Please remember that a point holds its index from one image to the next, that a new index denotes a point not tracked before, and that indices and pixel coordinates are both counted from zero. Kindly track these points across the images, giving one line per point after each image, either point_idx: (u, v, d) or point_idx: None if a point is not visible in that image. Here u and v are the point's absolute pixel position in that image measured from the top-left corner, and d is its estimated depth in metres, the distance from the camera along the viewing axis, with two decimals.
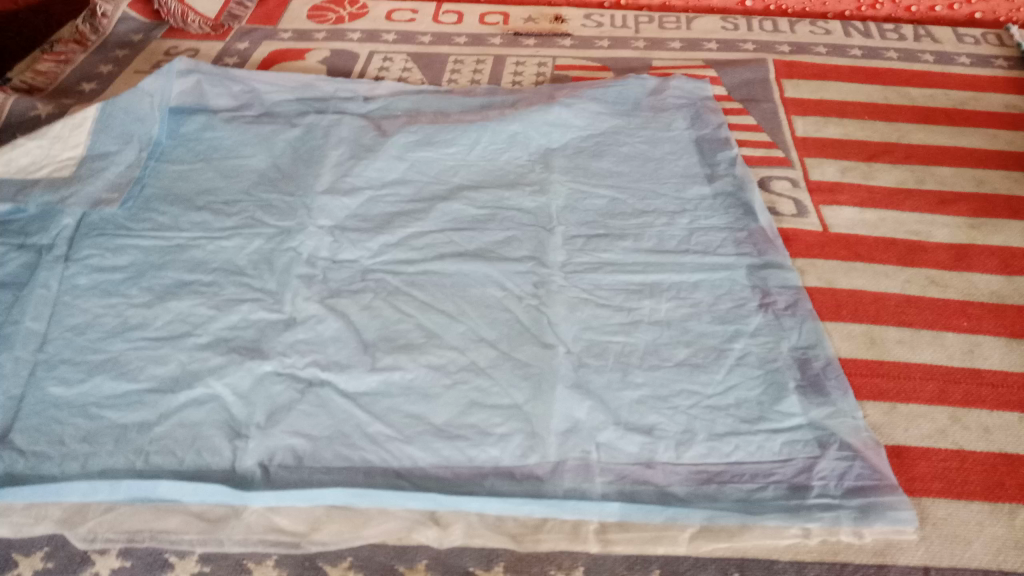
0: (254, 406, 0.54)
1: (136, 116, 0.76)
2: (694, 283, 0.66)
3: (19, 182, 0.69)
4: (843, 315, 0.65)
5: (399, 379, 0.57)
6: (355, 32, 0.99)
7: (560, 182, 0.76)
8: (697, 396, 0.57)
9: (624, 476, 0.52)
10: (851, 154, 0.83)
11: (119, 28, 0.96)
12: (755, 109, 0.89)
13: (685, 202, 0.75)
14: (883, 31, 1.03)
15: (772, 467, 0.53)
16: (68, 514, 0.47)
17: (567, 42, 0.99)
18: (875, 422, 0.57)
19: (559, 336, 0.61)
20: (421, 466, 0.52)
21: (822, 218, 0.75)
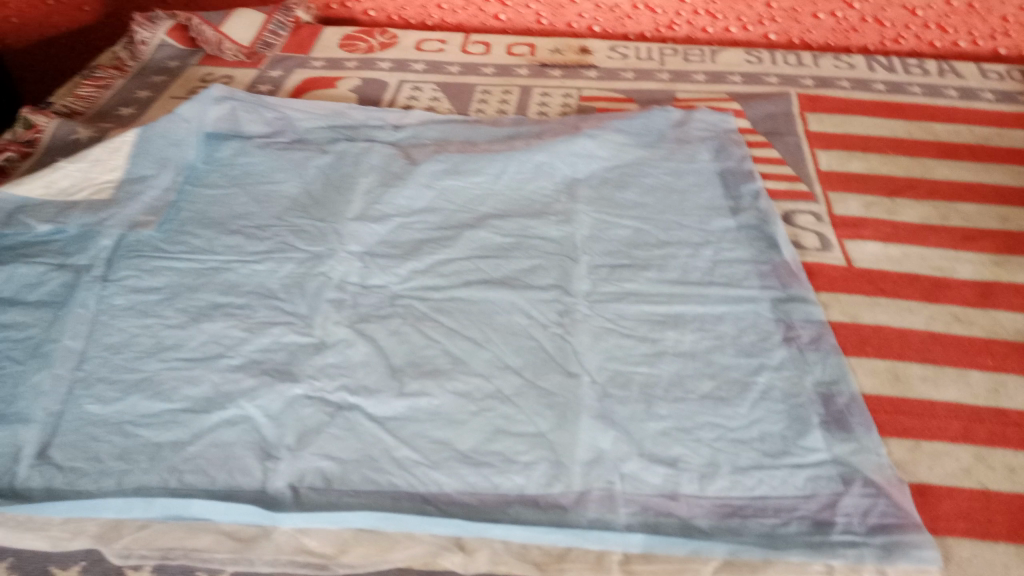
0: (284, 428, 0.55)
1: (173, 141, 0.78)
2: (719, 315, 0.67)
3: (60, 204, 0.71)
4: (867, 351, 0.65)
5: (425, 405, 0.58)
6: (386, 61, 1.01)
7: (585, 211, 0.77)
8: (721, 429, 0.57)
9: (648, 508, 0.52)
10: (875, 189, 0.83)
11: (156, 54, 0.99)
12: (780, 142, 0.90)
13: (709, 234, 0.76)
14: (907, 66, 1.04)
15: (795, 503, 0.53)
16: (104, 530, 0.49)
17: (593, 74, 1.01)
18: (899, 460, 0.57)
19: (583, 365, 0.62)
20: (447, 492, 0.52)
21: (846, 252, 0.75)
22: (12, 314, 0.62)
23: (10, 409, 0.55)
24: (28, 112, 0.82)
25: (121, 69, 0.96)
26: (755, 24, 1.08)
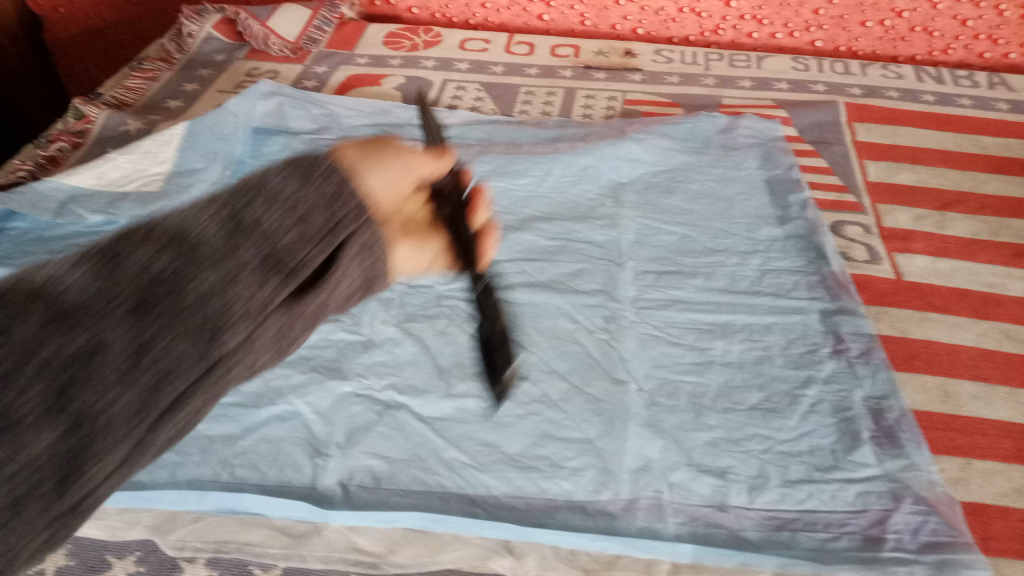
0: (333, 425, 0.55)
1: (221, 135, 0.79)
2: (767, 325, 0.66)
3: (111, 195, 0.72)
4: (916, 366, 0.64)
5: (473, 407, 0.58)
6: (430, 60, 1.01)
7: (631, 216, 0.77)
8: (769, 440, 0.57)
9: (696, 518, 0.52)
10: (923, 202, 0.82)
11: (204, 48, 1.00)
12: (826, 151, 0.89)
13: (757, 243, 0.75)
14: (956, 78, 1.03)
15: (845, 518, 0.52)
16: (159, 521, 0.49)
17: (638, 77, 1.01)
18: (951, 477, 0.56)
19: (630, 373, 0.61)
20: (496, 494, 0.52)
21: (894, 264, 0.74)
22: None
23: None
24: (80, 103, 0.83)
25: (168, 62, 0.97)
26: (801, 30, 1.07)
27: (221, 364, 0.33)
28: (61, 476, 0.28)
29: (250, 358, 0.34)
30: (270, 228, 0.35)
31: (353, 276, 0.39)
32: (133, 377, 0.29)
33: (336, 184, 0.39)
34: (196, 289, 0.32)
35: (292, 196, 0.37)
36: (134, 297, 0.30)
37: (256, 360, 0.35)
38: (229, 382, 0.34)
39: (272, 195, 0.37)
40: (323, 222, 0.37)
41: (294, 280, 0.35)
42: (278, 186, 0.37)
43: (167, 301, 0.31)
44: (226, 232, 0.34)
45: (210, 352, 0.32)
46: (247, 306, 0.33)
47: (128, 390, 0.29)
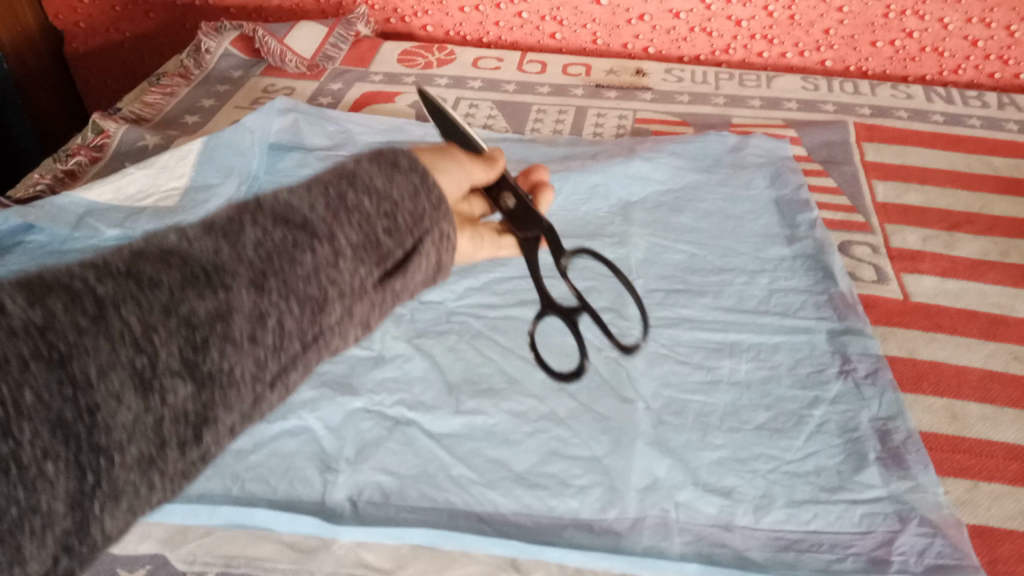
0: (344, 440, 0.56)
1: (237, 150, 0.80)
2: (775, 345, 0.67)
3: (128, 210, 0.73)
4: (923, 387, 0.64)
5: (481, 424, 0.58)
6: (443, 78, 1.03)
7: (640, 234, 0.78)
8: (776, 461, 0.57)
9: (702, 537, 0.52)
10: (932, 222, 0.82)
11: (221, 64, 1.01)
12: (835, 171, 0.89)
13: (766, 262, 0.75)
14: (966, 98, 1.03)
15: (850, 539, 0.53)
16: (170, 535, 0.50)
17: (649, 96, 1.02)
18: (957, 499, 0.56)
19: (638, 391, 0.62)
20: (503, 512, 0.53)
21: (902, 285, 0.75)
22: None
23: None
24: (99, 117, 0.84)
25: (186, 77, 0.99)
26: (812, 50, 1.08)
27: (320, 337, 0.39)
28: (199, 421, 0.34)
29: (343, 333, 0.40)
30: (364, 220, 0.40)
31: (433, 261, 0.43)
32: (253, 342, 0.35)
33: (418, 184, 0.43)
34: (301, 275, 0.37)
35: (381, 193, 0.41)
36: (256, 277, 0.36)
37: (346, 334, 0.40)
38: (325, 352, 0.40)
39: (365, 189, 0.41)
40: (408, 214, 0.42)
41: (382, 269, 0.41)
42: (371, 181, 0.42)
43: (278, 282, 0.36)
44: (327, 223, 0.39)
45: (313, 326, 0.38)
46: (338, 290, 0.39)
47: (249, 353, 0.35)
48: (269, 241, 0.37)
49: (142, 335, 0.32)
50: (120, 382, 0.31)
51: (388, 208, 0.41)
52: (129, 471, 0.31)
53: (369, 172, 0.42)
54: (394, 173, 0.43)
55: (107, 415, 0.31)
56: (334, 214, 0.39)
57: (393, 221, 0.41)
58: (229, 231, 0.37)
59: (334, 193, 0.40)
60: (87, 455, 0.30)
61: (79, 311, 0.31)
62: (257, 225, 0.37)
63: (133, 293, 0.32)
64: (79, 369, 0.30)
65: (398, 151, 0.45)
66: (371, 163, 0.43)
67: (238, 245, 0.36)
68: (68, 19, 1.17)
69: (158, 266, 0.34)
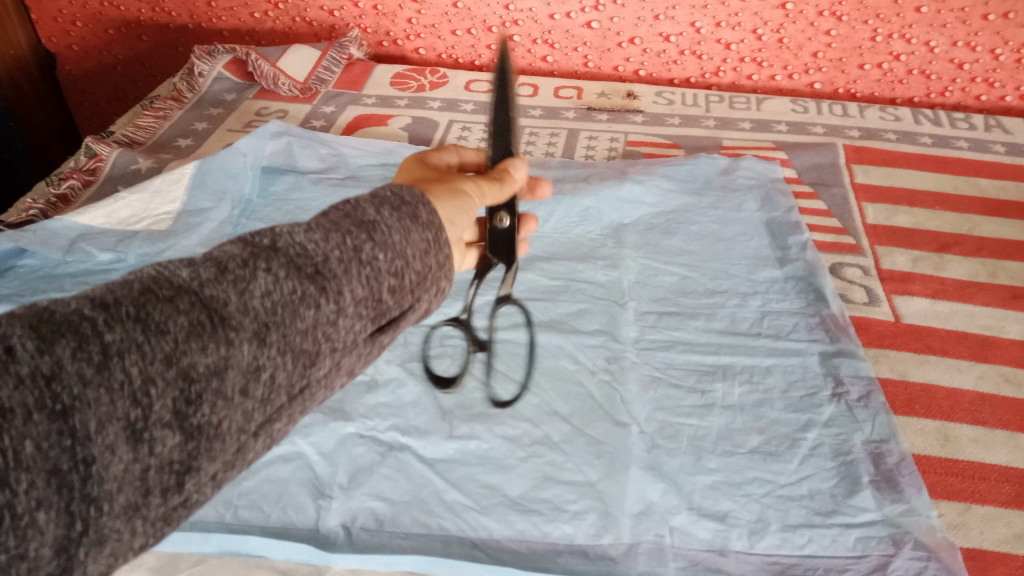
0: (337, 465, 0.56)
1: (229, 174, 0.80)
2: (767, 367, 0.67)
3: (120, 234, 0.73)
4: (915, 410, 0.64)
5: (475, 449, 0.58)
6: (435, 101, 1.03)
7: (632, 257, 0.78)
8: (770, 484, 0.57)
9: (697, 563, 0.52)
10: (922, 244, 0.83)
11: (214, 87, 1.02)
12: (826, 193, 0.90)
13: (757, 284, 0.76)
14: (953, 120, 1.04)
15: (845, 563, 0.53)
16: (161, 563, 0.49)
17: (640, 119, 1.03)
18: (951, 522, 0.56)
19: (632, 415, 0.62)
20: (497, 538, 0.52)
21: (893, 307, 0.75)
22: None
23: None
24: (92, 141, 0.84)
25: (179, 101, 0.99)
26: (801, 72, 1.09)
27: (307, 391, 0.37)
28: (183, 470, 0.31)
29: (328, 381, 0.38)
30: (374, 274, 0.37)
31: (418, 312, 0.42)
32: (245, 395, 0.33)
33: (431, 240, 0.41)
34: (299, 330, 0.35)
35: (396, 249, 0.38)
36: (260, 329, 0.33)
37: (331, 384, 0.39)
38: (307, 401, 0.38)
39: (382, 242, 0.38)
40: (413, 274, 0.40)
41: (373, 325, 0.39)
42: (389, 235, 0.38)
43: (279, 336, 0.34)
44: (336, 276, 0.36)
45: (301, 379, 0.36)
46: (330, 344, 0.37)
47: (239, 406, 0.33)
48: (277, 293, 0.34)
49: (141, 387, 0.29)
50: (116, 434, 0.29)
51: (398, 266, 0.39)
52: (114, 520, 0.29)
53: (388, 223, 0.39)
54: (413, 227, 0.40)
55: (101, 467, 0.28)
56: (346, 266, 0.37)
57: (399, 279, 0.39)
58: (241, 276, 0.33)
59: (350, 242, 0.37)
60: (78, 504, 0.28)
61: (83, 360, 0.28)
62: (268, 272, 0.34)
63: (140, 342, 0.30)
64: (80, 422, 0.28)
65: (415, 197, 0.42)
66: (392, 212, 0.40)
67: (248, 295, 0.33)
68: (61, 42, 1.18)
69: (168, 310, 0.31)
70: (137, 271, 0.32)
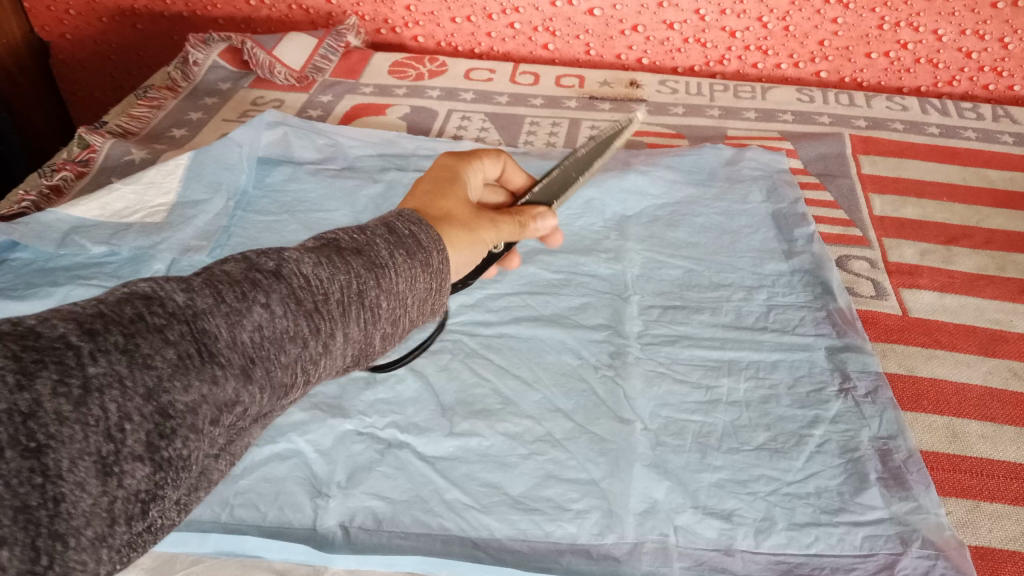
0: (335, 464, 0.55)
1: (225, 165, 0.79)
2: (773, 362, 0.66)
3: (114, 226, 0.72)
4: (924, 406, 0.63)
5: (476, 446, 0.57)
6: (435, 90, 1.02)
7: (635, 250, 0.77)
8: (776, 482, 0.56)
9: (702, 563, 0.51)
10: (930, 236, 0.82)
11: (209, 76, 1.00)
12: (832, 184, 0.89)
13: (763, 277, 0.75)
14: (960, 110, 1.03)
15: (853, 563, 0.52)
16: (157, 564, 0.48)
17: (643, 108, 1.01)
18: (960, 520, 0.55)
19: (636, 412, 0.61)
20: (499, 537, 0.51)
21: (901, 300, 0.74)
22: None
23: None
24: (85, 131, 0.83)
25: (174, 90, 0.97)
26: (806, 61, 1.08)
27: (273, 419, 0.37)
28: (149, 498, 0.31)
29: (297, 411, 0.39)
30: (371, 318, 0.38)
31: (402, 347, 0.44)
32: (215, 425, 0.33)
33: (432, 287, 0.42)
34: (282, 364, 0.35)
35: (399, 296, 0.40)
36: (246, 365, 0.34)
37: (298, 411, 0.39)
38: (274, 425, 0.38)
39: (387, 287, 0.39)
40: (407, 321, 0.41)
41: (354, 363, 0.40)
42: (394, 281, 0.39)
43: (264, 371, 0.34)
44: (334, 317, 0.37)
45: (275, 413, 0.36)
46: (312, 380, 0.37)
47: (207, 435, 0.32)
48: (268, 329, 0.35)
49: (116, 423, 0.29)
50: (88, 470, 0.29)
51: (397, 314, 0.40)
52: (81, 552, 0.29)
53: (397, 268, 0.40)
54: (420, 274, 0.41)
55: (69, 504, 0.28)
56: (345, 307, 0.37)
57: (393, 326, 0.40)
58: (235, 309, 0.34)
59: (355, 283, 0.38)
60: (44, 539, 0.27)
61: (64, 396, 0.28)
62: (264, 308, 0.35)
63: (123, 377, 0.30)
64: (53, 461, 0.28)
65: (431, 240, 0.43)
66: (402, 256, 0.41)
67: (237, 329, 0.34)
68: (54, 30, 1.16)
69: (156, 343, 0.31)
70: (131, 291, 0.33)
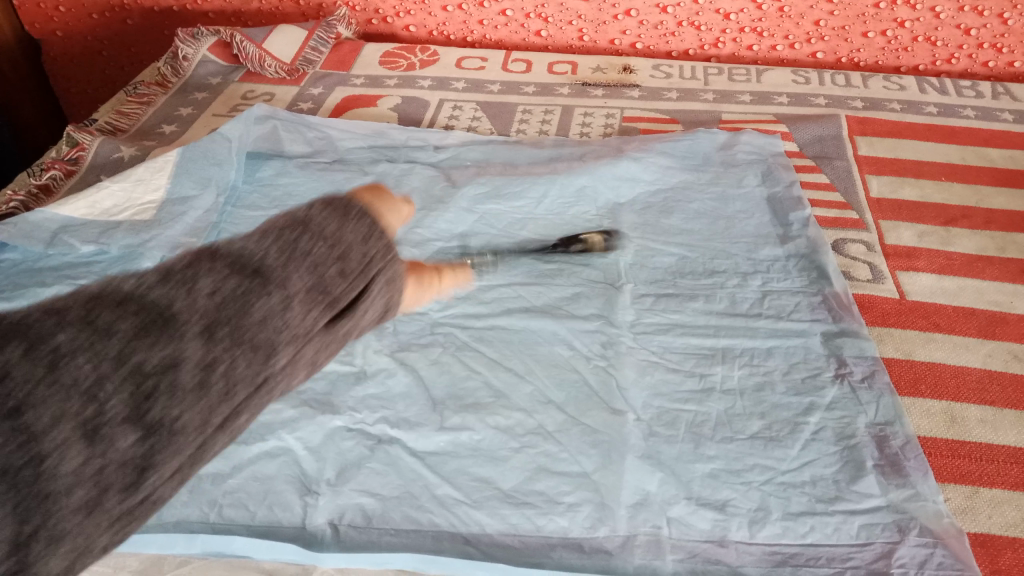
0: (324, 461, 0.54)
1: (214, 161, 0.78)
2: (768, 349, 0.65)
3: (102, 224, 0.71)
4: (922, 390, 0.62)
5: (467, 440, 0.56)
6: (426, 79, 1.01)
7: (628, 237, 0.76)
8: (771, 471, 0.56)
9: (695, 555, 0.51)
10: (928, 218, 0.81)
11: (199, 70, 0.99)
12: (828, 167, 0.87)
13: (757, 263, 0.74)
14: (960, 88, 1.01)
15: (849, 552, 0.51)
16: (145, 565, 0.48)
17: (636, 93, 1.00)
18: (958, 507, 0.54)
19: (628, 402, 0.60)
20: (490, 533, 0.51)
21: (899, 284, 0.73)
22: None
23: None
24: (72, 130, 0.82)
25: (164, 85, 0.97)
26: (802, 42, 1.06)
27: (268, 385, 0.39)
28: (142, 468, 0.34)
29: (288, 372, 0.41)
30: (314, 261, 0.41)
31: (381, 304, 0.47)
32: (201, 388, 0.36)
33: (369, 226, 0.45)
34: (252, 320, 0.38)
35: (331, 237, 0.43)
36: (207, 324, 0.36)
37: (288, 380, 0.41)
38: (268, 394, 0.40)
39: (316, 232, 0.42)
40: (359, 255, 0.44)
41: (330, 313, 0.42)
42: (323, 224, 0.43)
43: (229, 330, 0.37)
44: (280, 266, 0.40)
45: (264, 369, 0.38)
46: (287, 335, 0.39)
47: (195, 401, 0.35)
48: (222, 286, 0.38)
49: (89, 387, 0.33)
50: (68, 432, 0.32)
51: (341, 252, 0.43)
52: (70, 514, 0.32)
53: (320, 218, 0.43)
54: (346, 219, 0.45)
55: (51, 464, 0.32)
56: (286, 257, 0.40)
57: (347, 264, 0.43)
58: (185, 277, 0.37)
59: (287, 233, 0.41)
60: (28, 504, 0.31)
61: (35, 361, 0.33)
62: (211, 272, 0.38)
63: (86, 345, 0.34)
64: (33, 418, 0.32)
65: (349, 201, 0.46)
66: (327, 210, 0.45)
67: (193, 298, 0.37)
68: (45, 27, 1.15)
69: (118, 314, 0.35)
70: (98, 283, 0.37)
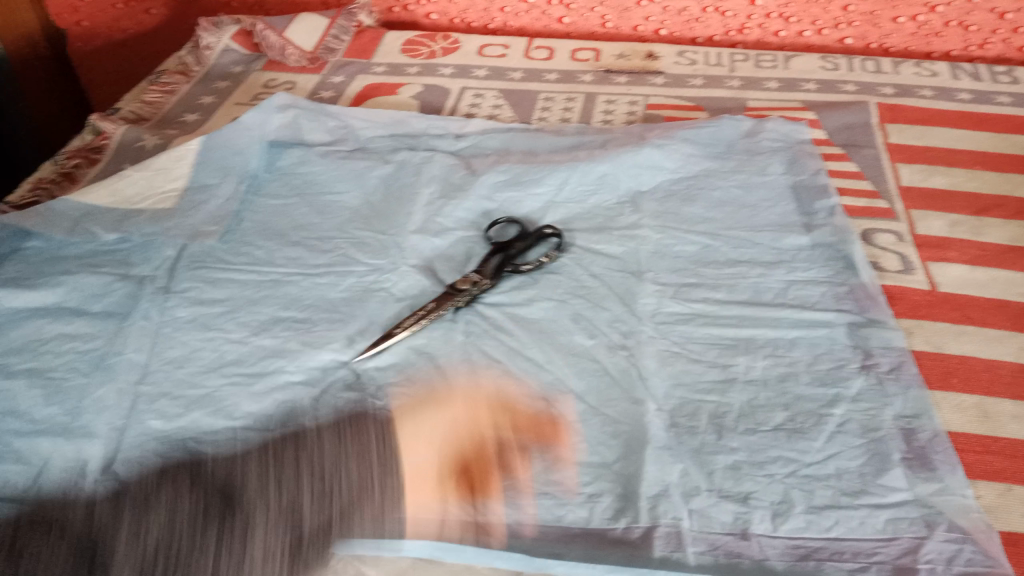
0: (342, 448, 0.54)
1: (235, 150, 0.78)
2: (792, 340, 0.64)
3: (124, 213, 0.72)
4: (952, 384, 0.61)
5: (485, 430, 0.56)
6: (447, 67, 1.00)
7: (651, 226, 0.75)
8: (795, 463, 0.54)
9: (717, 547, 0.50)
10: (959, 207, 0.79)
11: (221, 59, 0.99)
12: (857, 155, 0.86)
13: (782, 252, 0.72)
14: (993, 74, 0.99)
15: (875, 546, 0.50)
16: None
17: (660, 80, 0.99)
18: (988, 504, 0.53)
19: (649, 392, 0.59)
20: (508, 523, 0.51)
21: (929, 274, 0.71)
22: (78, 324, 0.63)
23: (75, 423, 0.56)
24: (96, 119, 0.83)
25: (186, 74, 0.97)
26: (830, 28, 1.04)
27: None
28: None
29: None
30: (274, 503, 0.50)
31: (373, 523, 0.50)
32: None
33: (362, 451, 0.54)
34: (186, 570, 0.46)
35: (316, 474, 0.52)
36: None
37: None
38: None
39: (297, 472, 0.52)
40: (338, 496, 0.51)
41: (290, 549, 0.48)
42: (308, 462, 0.53)
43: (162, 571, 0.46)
44: (238, 508, 0.50)
45: None
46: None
47: None
48: (162, 533, 0.48)
49: None
50: None
51: (303, 496, 0.51)
52: None
53: (318, 454, 0.54)
54: (346, 453, 0.54)
55: None
56: (247, 497, 0.50)
57: (295, 510, 0.50)
58: (146, 505, 0.50)
59: (277, 461, 0.53)
60: None
61: None
62: (167, 510, 0.49)
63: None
64: None
65: (367, 431, 0.56)
66: (326, 446, 0.54)
67: (137, 541, 0.48)
68: (70, 18, 1.16)
69: (62, 553, 0.47)
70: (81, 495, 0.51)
